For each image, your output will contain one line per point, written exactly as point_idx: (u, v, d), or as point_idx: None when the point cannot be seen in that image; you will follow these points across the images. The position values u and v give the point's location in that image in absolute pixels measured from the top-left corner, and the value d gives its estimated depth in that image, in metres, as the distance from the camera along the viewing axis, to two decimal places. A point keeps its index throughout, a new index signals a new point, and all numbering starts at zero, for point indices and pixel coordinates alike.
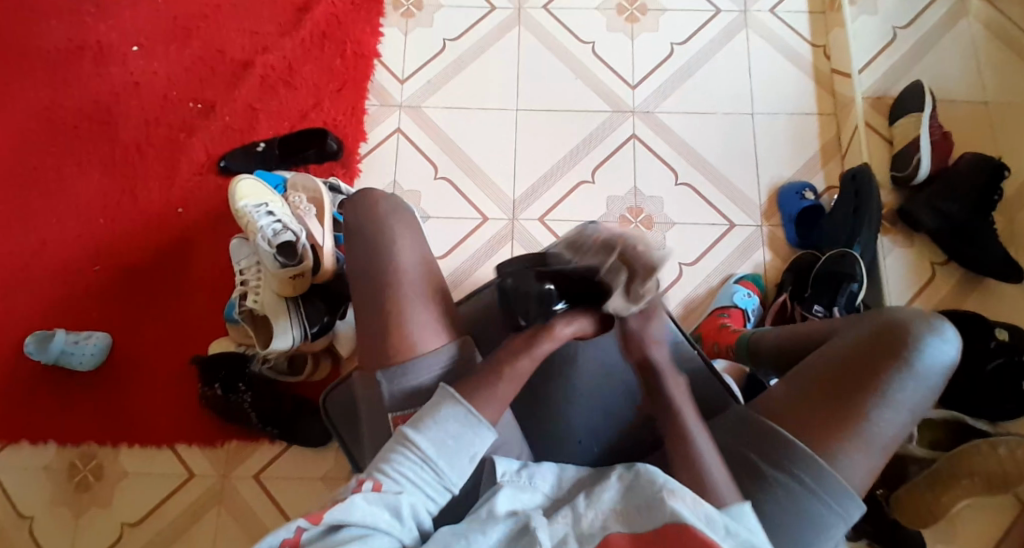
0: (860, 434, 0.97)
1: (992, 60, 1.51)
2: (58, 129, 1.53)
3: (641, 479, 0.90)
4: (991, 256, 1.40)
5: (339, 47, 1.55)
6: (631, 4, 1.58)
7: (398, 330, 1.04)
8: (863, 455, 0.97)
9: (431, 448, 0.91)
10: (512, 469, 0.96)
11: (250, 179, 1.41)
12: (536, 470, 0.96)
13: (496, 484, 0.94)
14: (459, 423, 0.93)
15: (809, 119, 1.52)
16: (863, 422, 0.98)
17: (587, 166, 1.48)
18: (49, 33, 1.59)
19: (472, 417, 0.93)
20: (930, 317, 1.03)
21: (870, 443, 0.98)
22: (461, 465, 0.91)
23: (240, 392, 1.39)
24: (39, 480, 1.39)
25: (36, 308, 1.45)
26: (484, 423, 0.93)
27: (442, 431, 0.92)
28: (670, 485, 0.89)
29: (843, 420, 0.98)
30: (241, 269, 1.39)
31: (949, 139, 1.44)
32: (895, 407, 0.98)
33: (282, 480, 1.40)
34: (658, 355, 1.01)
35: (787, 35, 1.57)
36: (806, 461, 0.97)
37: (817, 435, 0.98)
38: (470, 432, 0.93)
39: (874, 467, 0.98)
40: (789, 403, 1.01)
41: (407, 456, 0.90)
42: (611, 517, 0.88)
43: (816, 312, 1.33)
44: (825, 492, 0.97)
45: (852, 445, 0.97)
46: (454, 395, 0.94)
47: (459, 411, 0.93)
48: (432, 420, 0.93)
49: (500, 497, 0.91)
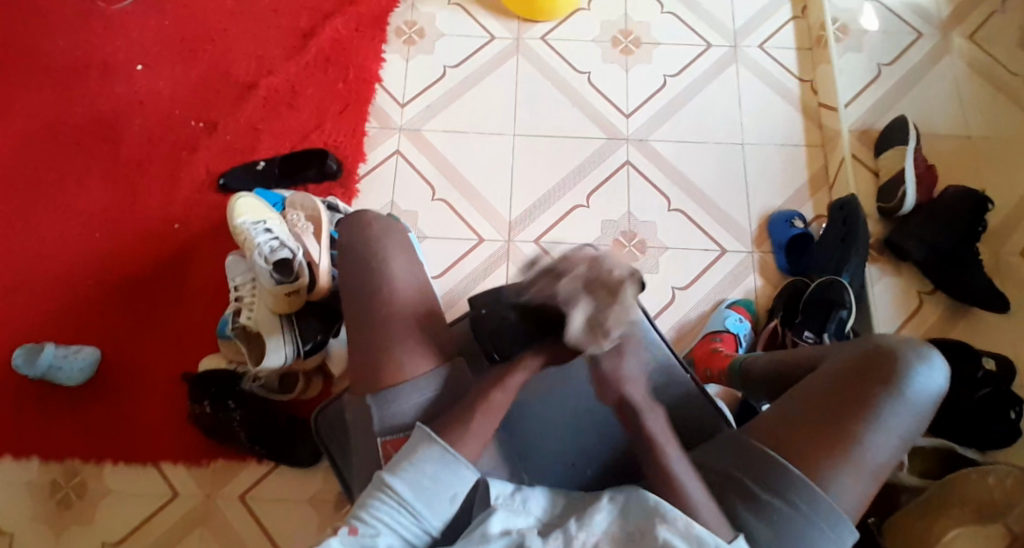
0: (851, 458, 0.98)
1: (974, 99, 1.57)
2: (57, 144, 1.54)
3: (635, 504, 0.92)
4: (977, 284, 1.44)
5: (341, 72, 1.58)
6: (626, 37, 1.63)
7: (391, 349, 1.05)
8: (854, 480, 0.98)
9: (408, 491, 0.92)
10: (506, 492, 0.95)
11: (250, 198, 1.43)
12: (529, 493, 0.96)
13: (489, 509, 0.92)
14: (436, 464, 0.94)
15: (797, 150, 1.56)
16: (853, 447, 0.99)
17: (582, 191, 1.51)
18: (53, 50, 1.60)
19: (449, 457, 0.95)
20: (918, 345, 1.05)
21: (860, 468, 0.99)
22: (439, 507, 0.93)
23: (229, 409, 1.38)
24: (19, 496, 1.36)
25: (26, 321, 1.43)
26: (462, 462, 0.95)
27: (419, 473, 0.94)
28: (662, 511, 0.90)
29: (834, 444, 0.99)
30: (236, 286, 1.39)
31: (933, 172, 1.49)
32: (886, 433, 0.99)
33: (268, 501, 1.38)
34: (635, 392, 0.98)
35: (778, 70, 1.62)
36: (798, 484, 0.98)
37: (809, 458, 0.99)
38: (447, 473, 0.94)
39: (863, 493, 0.99)
40: (781, 427, 1.02)
41: (384, 501, 0.92)
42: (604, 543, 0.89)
43: (806, 338, 1.34)
44: (818, 516, 0.97)
45: (843, 469, 0.98)
46: (432, 436, 0.96)
47: (436, 451, 0.95)
48: (410, 462, 0.94)
49: (494, 519, 0.91)
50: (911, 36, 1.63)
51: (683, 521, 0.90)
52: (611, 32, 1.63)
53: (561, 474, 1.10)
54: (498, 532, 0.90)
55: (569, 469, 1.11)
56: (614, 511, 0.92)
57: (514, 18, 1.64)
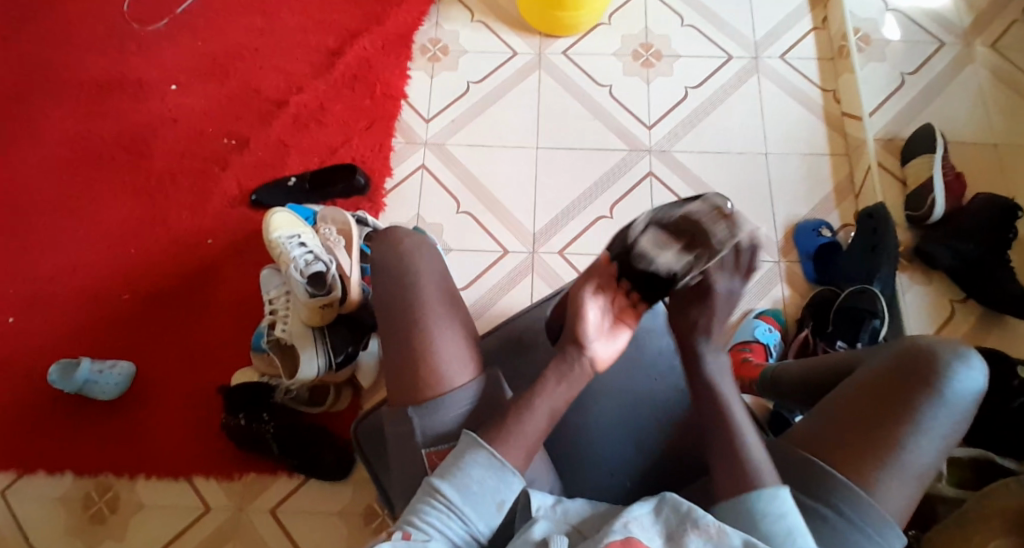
0: (893, 463, 0.98)
1: (999, 105, 1.57)
2: (94, 163, 1.57)
3: (666, 505, 0.91)
4: (1005, 292, 1.42)
5: (369, 88, 1.61)
6: (646, 50, 1.64)
7: (426, 360, 1.06)
8: (898, 483, 0.98)
9: (456, 495, 0.94)
10: (547, 503, 0.95)
11: (284, 212, 1.46)
12: (570, 503, 0.96)
13: (531, 519, 0.93)
14: (484, 469, 0.96)
15: (821, 159, 1.56)
16: (896, 451, 0.98)
17: (605, 203, 1.52)
18: (92, 70, 1.65)
19: (496, 461, 0.96)
20: (956, 345, 1.03)
21: (904, 473, 0.98)
22: (486, 512, 0.95)
23: (263, 421, 1.39)
24: (54, 510, 1.38)
25: (64, 335, 1.46)
26: (509, 468, 0.96)
27: (467, 477, 0.95)
28: (695, 517, 0.89)
29: (876, 449, 0.99)
30: (269, 298, 1.42)
31: (961, 180, 1.49)
32: (928, 436, 0.99)
33: (299, 514, 1.39)
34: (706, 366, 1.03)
35: (799, 80, 1.62)
36: (842, 491, 0.98)
37: (853, 464, 0.99)
38: (494, 478, 0.96)
39: (909, 497, 0.99)
40: (823, 433, 1.02)
41: (435, 507, 0.94)
42: (634, 524, 0.89)
43: (840, 347, 1.35)
44: (864, 523, 0.97)
45: (886, 474, 0.98)
46: (478, 441, 0.98)
47: (482, 457, 0.96)
48: (459, 467, 0.96)
49: (536, 525, 0.92)
50: (932, 44, 1.63)
51: (716, 526, 0.89)
52: (631, 46, 1.65)
53: (603, 485, 1.15)
54: (538, 539, 0.91)
55: (610, 478, 1.15)
56: (648, 507, 0.91)
57: (536, 34, 1.66)
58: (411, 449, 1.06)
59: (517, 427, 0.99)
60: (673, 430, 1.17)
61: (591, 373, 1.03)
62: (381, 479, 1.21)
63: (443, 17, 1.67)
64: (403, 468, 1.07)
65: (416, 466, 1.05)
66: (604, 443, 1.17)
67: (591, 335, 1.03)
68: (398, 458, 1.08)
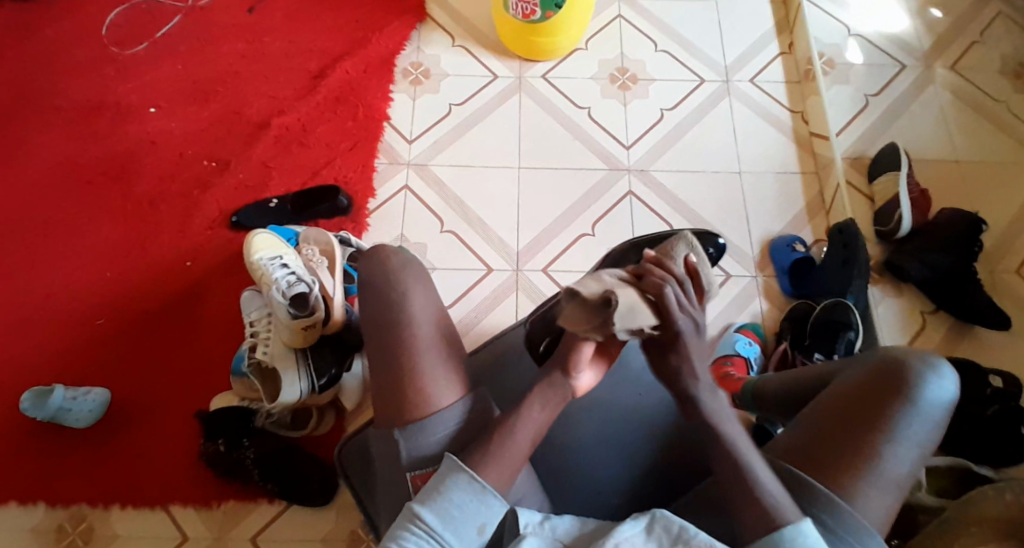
0: (872, 473, 1.00)
1: (960, 124, 1.63)
2: (69, 185, 1.55)
3: (657, 524, 0.93)
4: (977, 303, 1.47)
5: (351, 111, 1.61)
6: (622, 74, 1.68)
7: (415, 380, 1.05)
8: (877, 492, 1.00)
9: (436, 520, 0.94)
10: (535, 520, 0.95)
11: (265, 234, 1.44)
12: (559, 520, 0.96)
13: (519, 536, 0.94)
14: (465, 493, 0.96)
15: (793, 177, 1.61)
16: (873, 460, 1.00)
17: (587, 219, 1.54)
18: (68, 92, 1.62)
19: (476, 485, 0.96)
20: (926, 355, 1.05)
21: (882, 482, 1.00)
22: (467, 535, 0.95)
23: (244, 447, 1.37)
24: (25, 543, 1.33)
25: (36, 361, 1.42)
26: (490, 491, 0.96)
27: (447, 502, 0.95)
28: (687, 537, 0.91)
29: (855, 459, 1.00)
30: (251, 320, 1.40)
31: (926, 197, 1.55)
32: (904, 445, 1.01)
33: (280, 542, 1.35)
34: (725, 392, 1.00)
35: (769, 102, 1.67)
36: (822, 500, 0.99)
37: (833, 476, 1.00)
38: (476, 502, 0.96)
39: (888, 507, 1.00)
40: (804, 446, 1.03)
41: (414, 532, 0.94)
42: (625, 546, 0.91)
43: (817, 360, 1.38)
44: (846, 533, 0.98)
45: (866, 484, 1.00)
46: (459, 464, 0.98)
47: (463, 480, 0.96)
48: (439, 492, 0.96)
49: (525, 541, 0.93)
50: (894, 67, 1.70)
51: (709, 545, 0.91)
52: (608, 70, 1.68)
53: (593, 500, 1.15)
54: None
55: (600, 494, 1.15)
56: (640, 525, 0.93)
57: (515, 58, 1.69)
58: (397, 472, 1.04)
59: (504, 448, 0.99)
60: (664, 440, 1.17)
61: (571, 396, 1.04)
62: (365, 503, 1.19)
63: (424, 42, 1.69)
64: (392, 488, 1.06)
65: (402, 488, 1.04)
66: (588, 454, 1.16)
67: (578, 366, 1.02)
68: (386, 480, 1.07)
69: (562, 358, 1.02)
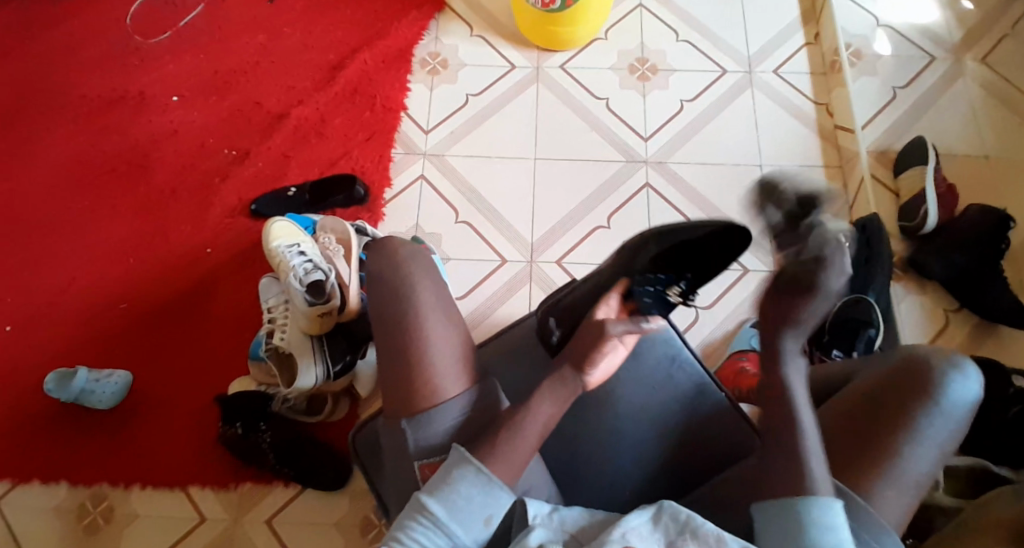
0: (891, 472, 0.99)
1: (989, 119, 1.60)
2: (94, 173, 1.58)
3: (665, 513, 0.93)
4: (1001, 304, 1.44)
5: (369, 102, 1.62)
6: (642, 65, 1.67)
7: (421, 373, 1.06)
8: (895, 492, 0.98)
9: (442, 511, 0.94)
10: (543, 511, 0.95)
11: (284, 222, 1.46)
12: (567, 511, 0.96)
13: (527, 527, 0.93)
14: (472, 485, 0.96)
15: (814, 170, 1.58)
16: (892, 459, 0.99)
17: (603, 213, 1.53)
18: (94, 82, 1.66)
19: (483, 476, 0.96)
20: (949, 354, 1.04)
21: (901, 482, 0.99)
22: (473, 527, 0.95)
23: (260, 431, 1.39)
24: (49, 520, 1.37)
25: (61, 345, 1.46)
26: (497, 482, 0.96)
27: (454, 493, 0.95)
28: (694, 526, 0.91)
29: (874, 458, 0.99)
30: (269, 307, 1.43)
31: (953, 194, 1.51)
32: (925, 445, 0.99)
33: (294, 525, 1.38)
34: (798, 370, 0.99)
35: (792, 94, 1.65)
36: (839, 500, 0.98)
37: (851, 474, 0.99)
38: (483, 495, 0.96)
39: (907, 506, 0.99)
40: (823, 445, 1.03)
41: (421, 522, 0.94)
42: (633, 534, 0.91)
43: (836, 356, 1.35)
44: (863, 530, 0.96)
45: (884, 483, 0.98)
46: (467, 456, 0.98)
47: (470, 472, 0.97)
48: (446, 483, 0.96)
49: (532, 533, 0.92)
50: (923, 59, 1.66)
51: (716, 535, 0.91)
52: (627, 61, 1.67)
53: (599, 492, 1.15)
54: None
55: (606, 489, 1.15)
56: (647, 515, 0.93)
57: (533, 48, 1.68)
58: (405, 462, 1.06)
59: (513, 442, 0.99)
60: (670, 436, 1.17)
61: (582, 388, 1.03)
62: (377, 488, 1.21)
63: (442, 32, 1.70)
64: (399, 478, 1.08)
65: (410, 477, 1.06)
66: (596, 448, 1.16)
67: (593, 362, 1.02)
68: (393, 470, 1.08)
69: (579, 354, 1.02)
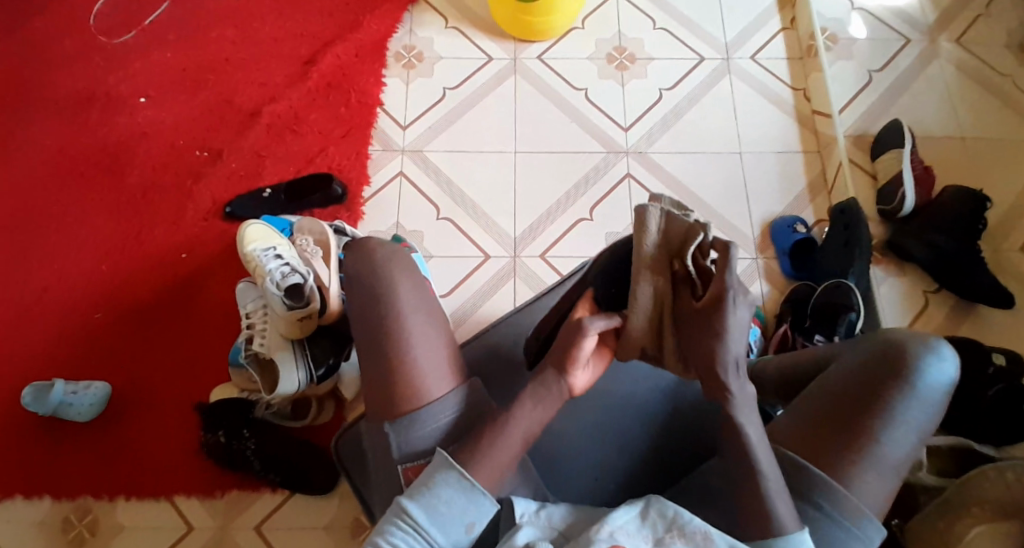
0: (870, 457, 0.98)
1: (964, 99, 1.61)
2: (62, 178, 1.54)
3: (652, 509, 0.92)
4: (979, 284, 1.45)
5: (344, 97, 1.59)
6: (620, 54, 1.65)
7: (403, 375, 1.03)
8: (876, 476, 0.98)
9: (423, 516, 0.92)
10: (530, 509, 0.94)
11: (258, 225, 1.43)
12: (553, 508, 0.95)
13: (513, 527, 0.92)
14: (454, 490, 0.93)
15: (794, 156, 1.58)
16: (870, 444, 0.98)
17: (585, 204, 1.52)
18: (58, 83, 1.61)
19: (466, 482, 0.94)
20: (924, 337, 1.04)
21: (880, 466, 0.98)
22: (453, 533, 0.93)
23: (244, 438, 1.36)
24: (31, 535, 1.34)
25: (35, 356, 1.42)
26: (480, 489, 0.94)
27: (436, 498, 0.93)
28: (681, 523, 0.91)
29: (854, 444, 0.99)
30: (246, 312, 1.39)
31: (930, 174, 1.52)
32: (903, 428, 0.99)
33: (284, 531, 1.36)
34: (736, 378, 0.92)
35: (770, 80, 1.64)
36: (822, 487, 0.97)
37: (831, 461, 0.99)
38: (465, 500, 0.93)
39: (886, 490, 0.99)
40: (804, 431, 1.02)
41: (401, 527, 0.92)
42: (620, 533, 0.90)
43: (818, 341, 1.35)
44: (843, 517, 0.97)
45: (864, 468, 0.98)
46: (450, 461, 0.95)
47: (453, 477, 0.94)
48: (427, 488, 0.94)
49: (519, 531, 0.91)
50: (898, 41, 1.67)
51: (702, 532, 0.90)
52: (606, 50, 1.65)
53: (591, 488, 1.13)
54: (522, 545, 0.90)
55: (597, 483, 1.13)
56: (634, 512, 0.92)
57: (510, 39, 1.66)
58: (389, 464, 1.03)
59: (496, 445, 0.96)
60: (654, 430, 1.16)
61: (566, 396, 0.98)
62: (363, 493, 1.18)
63: (416, 24, 1.67)
64: (385, 479, 1.04)
65: (395, 482, 1.02)
66: (588, 447, 1.15)
67: (578, 361, 0.97)
68: (381, 472, 1.05)
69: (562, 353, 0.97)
